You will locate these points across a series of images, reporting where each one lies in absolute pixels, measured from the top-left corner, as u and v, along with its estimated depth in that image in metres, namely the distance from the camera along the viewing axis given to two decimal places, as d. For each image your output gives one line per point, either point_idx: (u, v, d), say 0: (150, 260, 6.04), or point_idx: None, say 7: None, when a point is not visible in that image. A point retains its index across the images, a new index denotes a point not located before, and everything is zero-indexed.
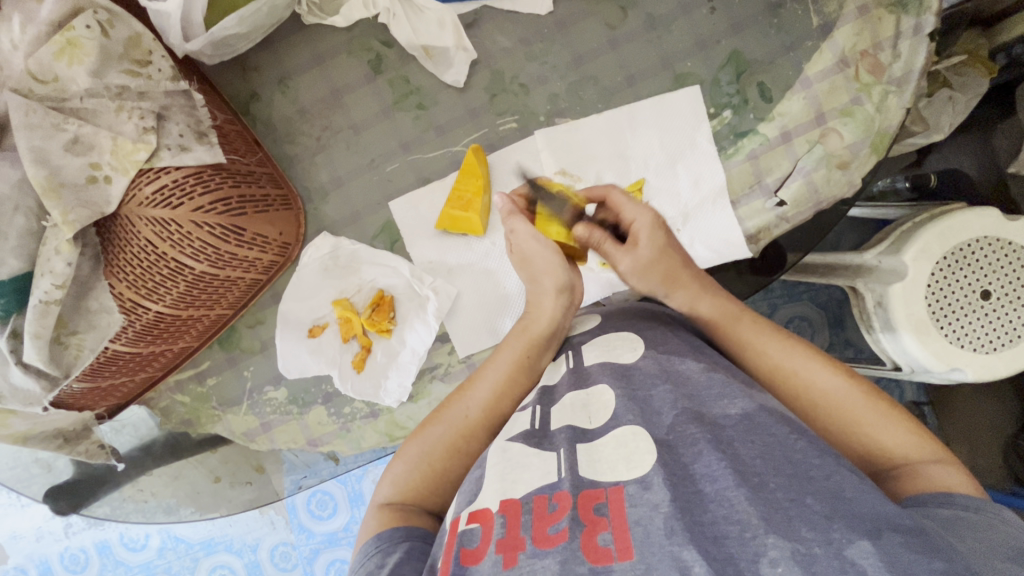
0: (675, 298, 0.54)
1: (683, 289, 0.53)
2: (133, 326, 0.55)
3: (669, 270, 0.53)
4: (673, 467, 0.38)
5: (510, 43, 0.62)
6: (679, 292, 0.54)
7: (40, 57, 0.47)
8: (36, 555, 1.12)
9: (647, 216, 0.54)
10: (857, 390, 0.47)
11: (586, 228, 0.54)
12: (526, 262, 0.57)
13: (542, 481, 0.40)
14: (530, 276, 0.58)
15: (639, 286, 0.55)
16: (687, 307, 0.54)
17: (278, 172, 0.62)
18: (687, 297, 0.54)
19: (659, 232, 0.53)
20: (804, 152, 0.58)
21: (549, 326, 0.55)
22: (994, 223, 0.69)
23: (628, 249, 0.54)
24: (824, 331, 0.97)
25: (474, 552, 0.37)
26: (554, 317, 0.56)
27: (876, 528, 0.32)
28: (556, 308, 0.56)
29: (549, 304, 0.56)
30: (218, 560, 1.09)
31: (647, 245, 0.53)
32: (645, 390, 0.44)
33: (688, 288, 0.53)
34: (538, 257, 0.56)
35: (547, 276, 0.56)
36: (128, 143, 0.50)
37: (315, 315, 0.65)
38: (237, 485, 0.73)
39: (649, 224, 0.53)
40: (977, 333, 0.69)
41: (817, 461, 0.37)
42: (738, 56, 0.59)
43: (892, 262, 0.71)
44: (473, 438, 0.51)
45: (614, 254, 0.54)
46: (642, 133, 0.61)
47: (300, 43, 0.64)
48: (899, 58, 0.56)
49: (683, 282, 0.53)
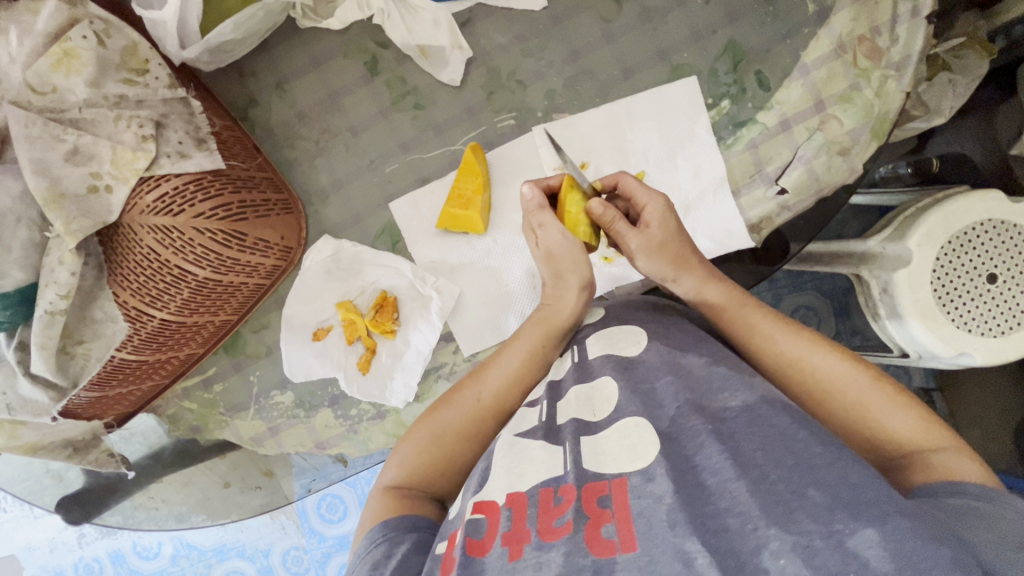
0: (684, 283, 0.54)
1: (691, 273, 0.53)
2: (138, 335, 0.56)
3: (680, 255, 0.53)
4: (676, 459, 0.37)
5: (506, 40, 0.62)
6: (688, 277, 0.53)
7: (38, 69, 0.47)
8: (51, 565, 1.13)
9: (661, 201, 0.52)
10: (865, 378, 0.47)
11: (603, 205, 0.52)
12: (550, 259, 0.55)
13: (549, 474, 0.40)
14: (551, 272, 0.56)
15: (646, 271, 0.54)
16: (694, 292, 0.54)
17: (278, 176, 0.62)
18: (694, 283, 0.53)
19: (671, 216, 0.52)
20: (804, 139, 0.58)
21: (570, 318, 0.55)
22: (999, 206, 0.68)
23: (640, 229, 0.52)
24: (830, 319, 0.97)
25: (479, 544, 0.37)
26: (576, 311, 0.55)
27: (882, 514, 0.32)
28: (578, 304, 0.55)
29: (572, 299, 0.55)
30: (231, 566, 1.10)
31: (659, 227, 0.52)
32: (648, 382, 0.44)
33: (695, 274, 0.53)
34: (565, 255, 0.55)
35: (573, 272, 0.55)
36: (127, 151, 0.50)
37: (319, 318, 0.65)
38: (247, 490, 0.74)
39: (662, 207, 0.52)
40: (983, 318, 0.69)
41: (819, 449, 0.36)
42: (734, 46, 0.59)
43: (897, 248, 0.71)
44: (486, 422, 0.52)
45: (626, 235, 0.52)
46: (641, 126, 0.60)
47: (296, 45, 0.64)
48: (897, 42, 0.55)
49: (690, 267, 0.53)
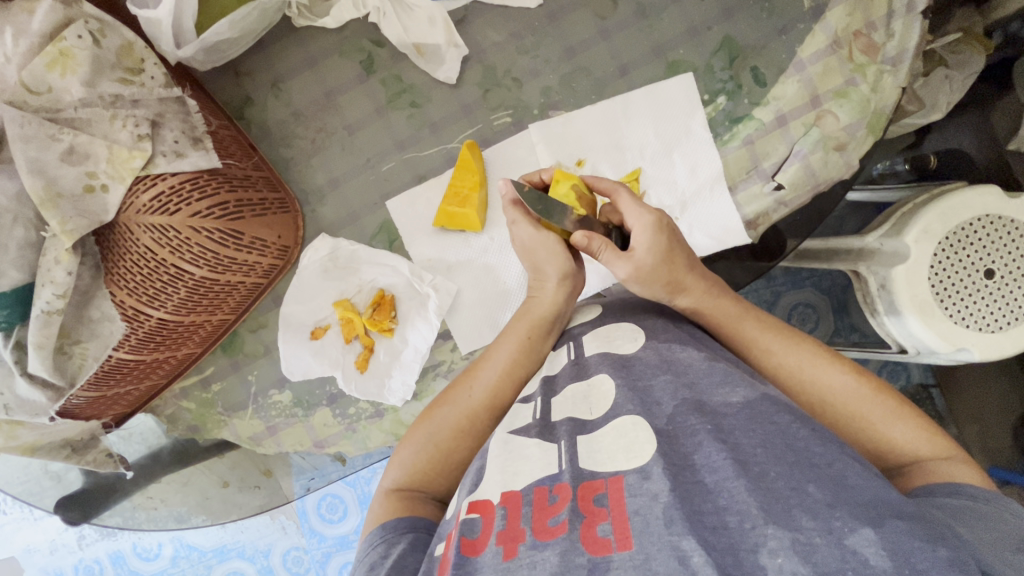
0: (680, 303, 0.52)
1: (688, 294, 0.52)
2: (135, 335, 0.56)
3: (672, 277, 0.51)
4: (674, 456, 0.38)
5: (502, 38, 0.62)
6: (684, 297, 0.52)
7: (33, 69, 0.47)
8: (51, 567, 1.13)
9: (650, 219, 0.51)
10: (866, 386, 0.47)
11: (586, 235, 0.51)
12: (528, 252, 0.56)
13: (543, 472, 0.40)
14: (530, 266, 0.56)
15: (640, 293, 0.53)
16: (692, 310, 0.52)
17: (274, 175, 0.62)
18: (691, 301, 0.52)
19: (660, 234, 0.51)
20: (801, 135, 0.58)
21: (553, 309, 0.55)
22: (996, 202, 0.69)
23: (628, 255, 0.51)
24: (828, 316, 0.97)
25: (473, 543, 0.37)
26: (556, 301, 0.55)
27: (879, 516, 0.32)
28: (557, 294, 0.55)
29: (550, 288, 0.55)
30: (231, 567, 1.10)
31: (647, 250, 0.50)
32: (645, 380, 0.44)
33: (692, 293, 0.52)
34: (539, 247, 0.55)
35: (549, 263, 0.54)
36: (124, 150, 0.50)
37: (316, 316, 0.65)
38: (246, 489, 0.74)
39: (649, 225, 0.51)
40: (982, 314, 0.69)
41: (819, 449, 0.36)
42: (730, 42, 0.59)
43: (894, 245, 0.71)
44: (482, 418, 0.52)
45: (613, 263, 0.51)
46: (637, 122, 0.61)
47: (292, 45, 0.64)
48: (892, 38, 0.56)
49: (686, 288, 0.52)
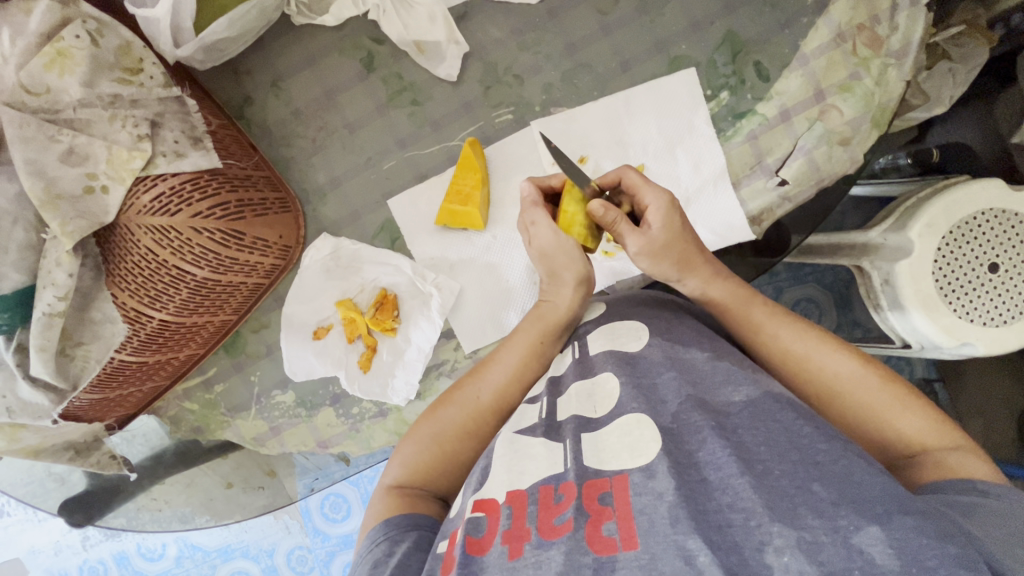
0: (689, 283, 0.53)
1: (696, 274, 0.52)
2: (137, 336, 0.55)
3: (683, 255, 0.51)
4: (678, 455, 0.37)
5: (502, 34, 0.62)
6: (693, 277, 0.52)
7: (30, 70, 0.47)
8: (56, 568, 1.13)
9: (664, 197, 0.50)
10: (874, 376, 0.46)
11: (603, 205, 0.49)
12: (544, 258, 0.55)
13: (549, 471, 0.40)
14: (547, 270, 0.55)
15: (649, 269, 0.52)
16: (699, 291, 0.53)
17: (275, 175, 0.62)
18: (698, 283, 0.52)
19: (674, 214, 0.50)
20: (805, 130, 0.57)
21: (568, 314, 0.55)
22: (1000, 194, 0.68)
23: (641, 230, 0.50)
24: (832, 311, 0.97)
25: (478, 542, 0.37)
26: (572, 307, 0.55)
27: (885, 513, 0.32)
28: (574, 297, 0.54)
29: (568, 294, 0.54)
30: (236, 566, 1.10)
31: (661, 227, 0.50)
32: (650, 378, 0.44)
33: (700, 273, 0.52)
34: (556, 252, 0.54)
35: (567, 270, 0.54)
36: (123, 151, 0.50)
37: (319, 316, 0.65)
38: (250, 490, 0.74)
39: (665, 204, 0.50)
40: (987, 308, 0.68)
41: (824, 446, 0.36)
42: (733, 37, 0.58)
43: (899, 239, 0.70)
44: (487, 420, 0.51)
45: (626, 236, 0.50)
46: (640, 119, 0.60)
47: (291, 44, 0.63)
48: (896, 30, 0.55)
49: (695, 267, 0.52)
